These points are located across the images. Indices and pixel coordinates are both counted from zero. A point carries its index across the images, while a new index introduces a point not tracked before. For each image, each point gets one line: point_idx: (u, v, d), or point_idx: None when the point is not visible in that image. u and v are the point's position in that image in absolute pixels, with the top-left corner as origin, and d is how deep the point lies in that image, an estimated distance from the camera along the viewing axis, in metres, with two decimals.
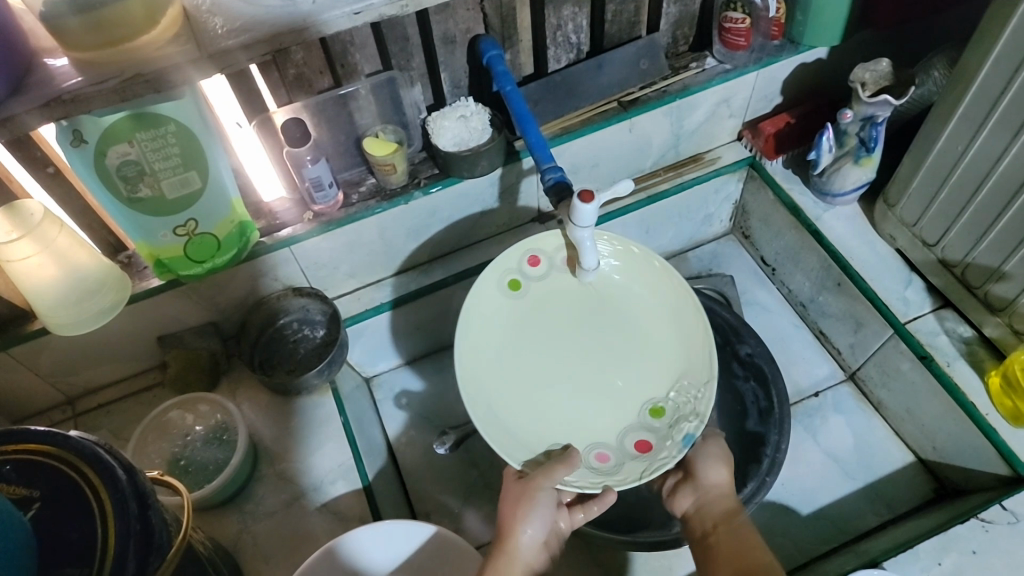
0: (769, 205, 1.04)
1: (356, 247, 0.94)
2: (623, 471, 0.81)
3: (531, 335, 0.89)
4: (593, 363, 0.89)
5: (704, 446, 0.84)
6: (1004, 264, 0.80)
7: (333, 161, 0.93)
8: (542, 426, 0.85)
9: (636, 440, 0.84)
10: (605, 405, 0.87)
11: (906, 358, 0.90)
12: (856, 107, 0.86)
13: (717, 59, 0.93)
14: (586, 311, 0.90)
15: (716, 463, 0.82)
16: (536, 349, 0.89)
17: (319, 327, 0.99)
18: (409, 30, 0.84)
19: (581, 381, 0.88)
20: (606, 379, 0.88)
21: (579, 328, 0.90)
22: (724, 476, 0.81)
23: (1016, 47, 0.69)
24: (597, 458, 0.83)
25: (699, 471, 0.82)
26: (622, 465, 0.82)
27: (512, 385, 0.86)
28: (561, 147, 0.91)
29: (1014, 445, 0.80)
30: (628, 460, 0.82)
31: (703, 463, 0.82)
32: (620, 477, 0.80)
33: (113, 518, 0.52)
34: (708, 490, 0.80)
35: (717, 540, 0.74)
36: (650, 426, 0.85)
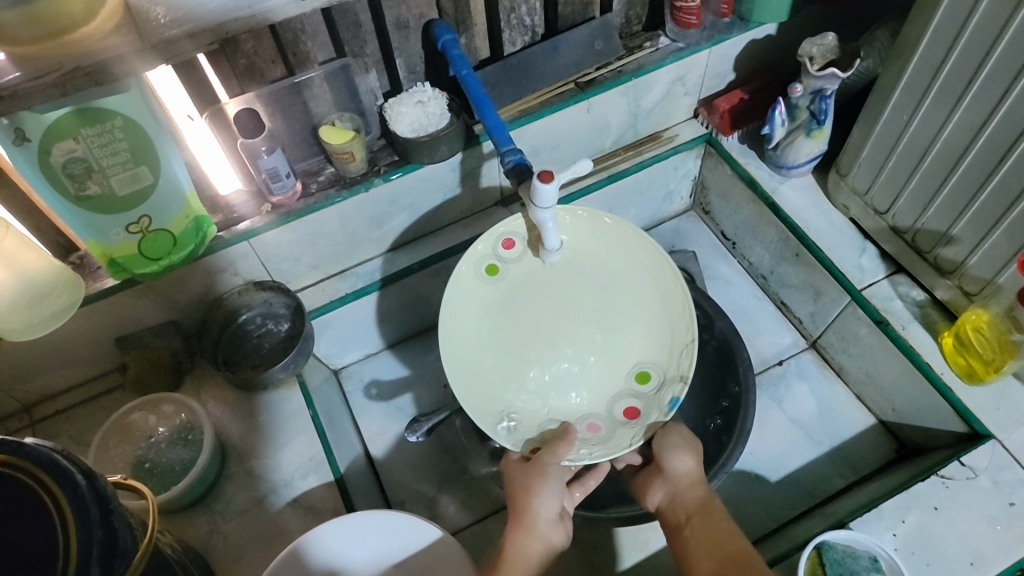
0: (727, 180, 1.05)
1: (317, 238, 0.93)
2: (615, 438, 0.84)
3: (516, 316, 0.89)
4: (578, 332, 0.90)
5: (667, 436, 0.82)
6: (952, 228, 0.83)
7: (289, 151, 0.91)
8: (530, 400, 0.87)
9: (625, 406, 0.86)
10: (593, 375, 0.89)
11: (864, 323, 0.92)
12: (804, 81, 0.88)
13: (670, 38, 0.94)
14: (569, 282, 0.89)
15: (682, 452, 0.82)
16: (523, 328, 0.89)
17: (283, 320, 0.97)
18: (361, 16, 0.83)
19: (569, 350, 0.90)
20: (589, 347, 0.89)
21: (564, 300, 0.89)
22: (691, 464, 0.81)
23: (953, 17, 0.71)
24: (589, 429, 0.86)
25: (665, 465, 0.81)
26: (614, 432, 0.85)
27: (500, 368, 0.88)
28: (519, 130, 0.91)
29: (969, 402, 0.83)
30: (618, 427, 0.85)
31: (668, 455, 0.81)
32: (612, 445, 0.83)
33: (75, 527, 0.50)
34: (677, 480, 0.80)
35: (696, 533, 0.73)
36: (638, 392, 0.87)
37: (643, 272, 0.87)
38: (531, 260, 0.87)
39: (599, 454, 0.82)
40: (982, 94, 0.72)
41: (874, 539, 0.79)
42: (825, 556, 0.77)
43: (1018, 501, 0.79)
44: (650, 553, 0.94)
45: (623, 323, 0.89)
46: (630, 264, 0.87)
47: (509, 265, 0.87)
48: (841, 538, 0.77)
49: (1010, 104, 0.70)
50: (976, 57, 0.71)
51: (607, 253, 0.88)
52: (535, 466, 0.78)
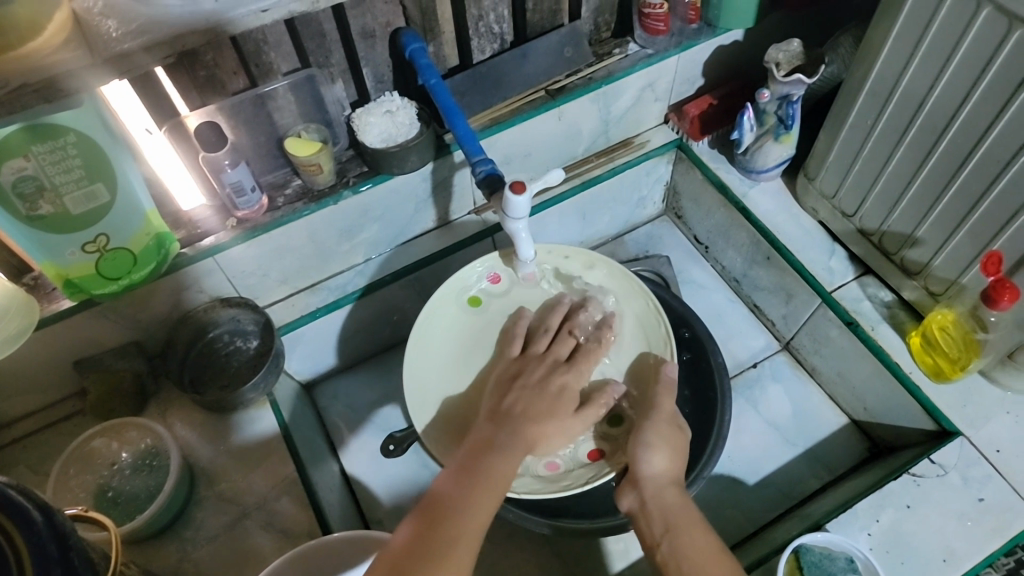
0: (698, 185, 1.06)
1: (285, 252, 0.90)
2: (572, 477, 0.83)
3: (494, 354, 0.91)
4: None
5: (641, 434, 0.78)
6: (916, 230, 0.85)
7: (254, 164, 0.88)
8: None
9: (588, 448, 0.85)
10: None
11: (834, 325, 0.94)
12: (772, 87, 0.89)
13: (639, 44, 0.94)
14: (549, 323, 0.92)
15: (656, 452, 0.76)
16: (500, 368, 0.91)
17: (252, 337, 0.94)
18: (325, 25, 0.82)
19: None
20: None
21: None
22: (664, 464, 0.75)
23: (914, 23, 0.73)
24: (546, 466, 0.84)
25: (636, 466, 0.76)
26: (570, 472, 0.83)
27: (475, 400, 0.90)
28: (490, 138, 0.90)
29: (936, 400, 0.86)
30: (577, 467, 0.84)
31: (638, 456, 0.76)
32: (568, 483, 0.82)
33: (29, 561, 0.47)
34: (649, 483, 0.74)
35: (672, 547, 0.69)
36: (606, 435, 0.86)
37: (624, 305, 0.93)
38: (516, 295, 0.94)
39: (540, 490, 0.81)
40: (942, 99, 0.74)
41: (849, 539, 0.80)
42: (803, 559, 0.79)
43: (986, 497, 0.82)
44: (631, 562, 0.94)
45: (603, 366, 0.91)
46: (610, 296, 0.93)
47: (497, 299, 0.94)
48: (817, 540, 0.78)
49: (970, 108, 0.72)
50: (938, 61, 0.73)
51: (586, 283, 0.94)
52: (583, 413, 0.80)
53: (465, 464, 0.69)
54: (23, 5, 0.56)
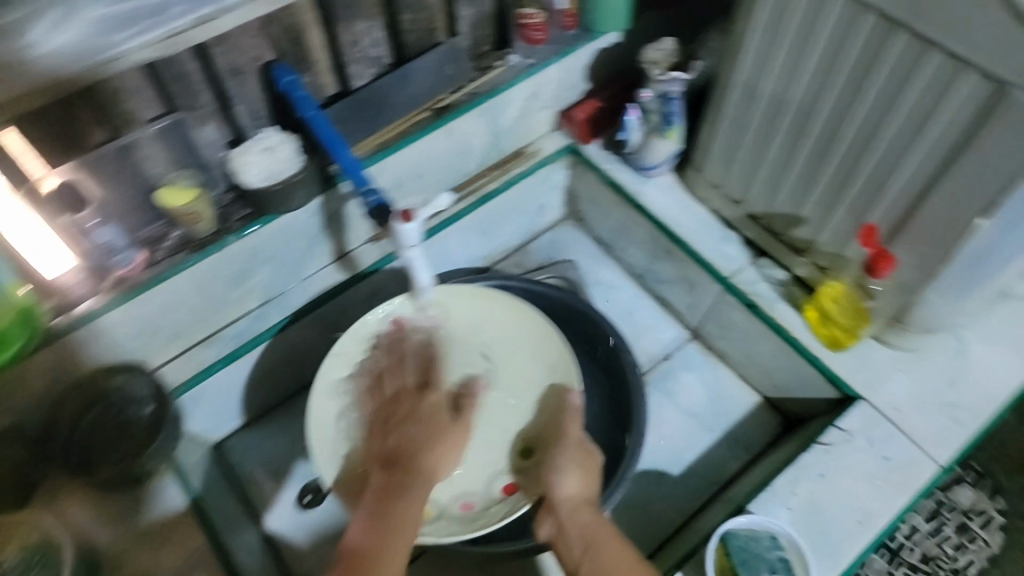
0: (595, 187, 1.07)
1: (173, 308, 0.86)
2: (487, 516, 0.84)
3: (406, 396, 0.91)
4: None
5: (556, 459, 0.79)
6: (800, 211, 0.89)
7: (124, 219, 0.82)
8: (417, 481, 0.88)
9: (503, 484, 0.87)
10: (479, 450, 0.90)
11: (735, 308, 0.97)
12: (652, 86, 0.91)
13: (520, 54, 0.94)
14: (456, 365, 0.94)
15: (568, 474, 0.77)
16: None
17: (147, 404, 0.88)
18: (187, 65, 0.75)
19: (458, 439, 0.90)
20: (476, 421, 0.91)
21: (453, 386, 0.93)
22: (577, 485, 0.76)
23: (777, 15, 0.76)
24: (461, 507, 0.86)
25: (550, 491, 0.77)
26: (486, 510, 0.85)
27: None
28: (378, 165, 0.88)
29: (837, 368, 0.91)
30: (493, 504, 0.86)
31: (552, 480, 0.77)
32: (483, 523, 0.83)
33: None
34: (564, 506, 0.75)
35: (589, 560, 0.69)
36: (519, 468, 0.88)
37: (529, 341, 0.94)
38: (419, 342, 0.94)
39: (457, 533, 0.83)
40: (809, 86, 0.78)
41: (771, 517, 0.83)
42: (731, 545, 0.81)
43: (890, 454, 0.87)
44: None
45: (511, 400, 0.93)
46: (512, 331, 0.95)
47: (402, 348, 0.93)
48: (742, 524, 0.81)
49: (834, 93, 0.76)
50: (801, 50, 0.76)
51: (486, 322, 0.96)
52: (459, 424, 0.81)
53: (372, 512, 0.67)
54: None
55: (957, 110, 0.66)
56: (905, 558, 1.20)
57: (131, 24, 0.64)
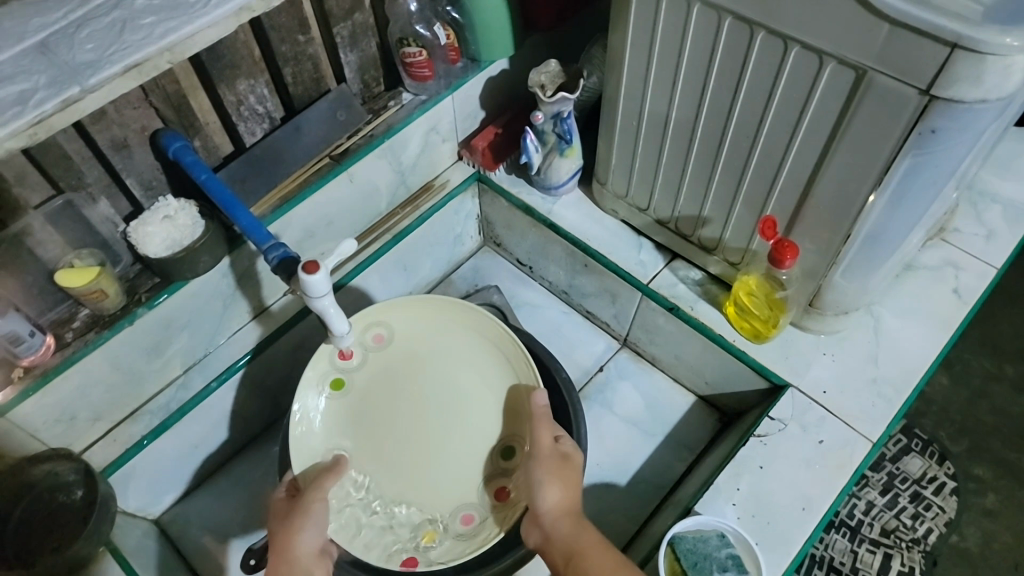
0: (507, 212, 1.08)
1: (90, 388, 0.84)
2: (484, 531, 0.87)
3: (375, 416, 0.92)
4: (435, 422, 0.93)
5: (533, 473, 0.79)
6: (703, 211, 0.90)
7: (25, 307, 0.81)
8: (407, 500, 0.89)
9: (493, 492, 0.89)
10: (462, 462, 0.91)
11: (659, 313, 0.98)
12: (543, 108, 0.91)
13: (412, 92, 0.96)
14: (415, 376, 0.94)
15: (549, 486, 0.77)
16: (385, 436, 0.92)
17: (77, 487, 0.85)
18: (67, 146, 0.75)
19: (434, 449, 0.92)
20: (453, 434, 0.92)
21: (417, 398, 0.94)
22: (559, 496, 0.76)
23: (642, 29, 0.79)
24: (461, 522, 0.88)
25: (534, 505, 0.77)
26: (485, 521, 0.88)
27: (379, 468, 0.91)
28: (283, 218, 0.89)
29: (763, 359, 0.92)
30: (489, 514, 0.88)
31: (534, 494, 0.77)
32: (486, 536, 0.86)
33: None
34: (547, 518, 0.75)
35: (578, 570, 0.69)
36: (504, 473, 0.90)
37: (481, 343, 0.94)
38: (374, 362, 0.93)
39: (465, 553, 0.86)
40: (686, 92, 0.80)
41: (718, 516, 0.84)
42: (679, 549, 0.81)
43: (825, 438, 0.88)
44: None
45: (478, 406, 0.93)
46: (461, 337, 0.95)
47: (359, 368, 0.93)
48: (687, 527, 0.81)
49: (710, 95, 0.78)
50: (671, 59, 0.79)
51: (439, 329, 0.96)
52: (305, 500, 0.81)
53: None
54: None
55: (826, 98, 0.68)
56: (867, 534, 1.20)
57: None
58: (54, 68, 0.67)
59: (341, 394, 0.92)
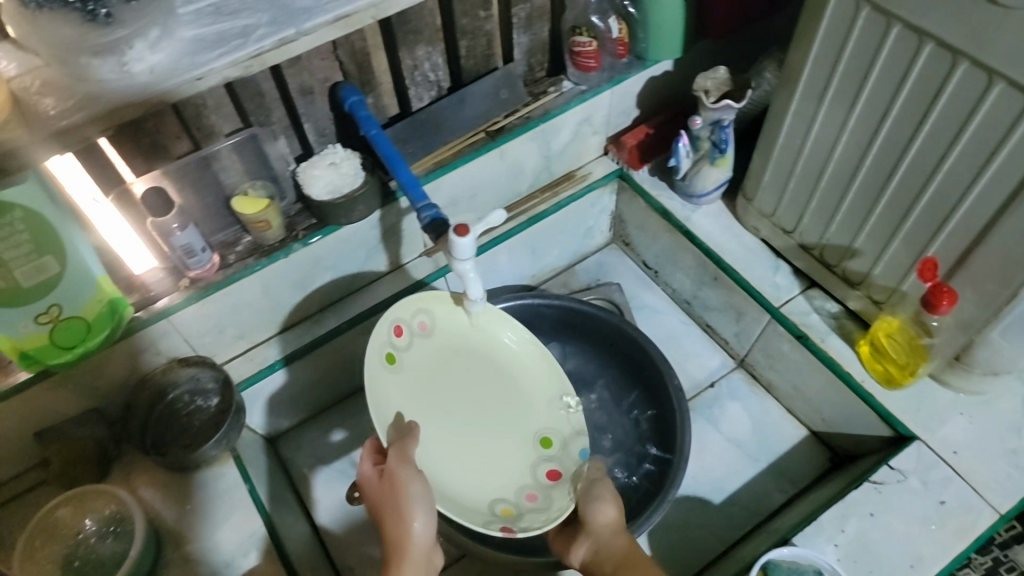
0: (642, 212, 1.09)
1: (240, 308, 0.92)
2: (554, 502, 0.82)
3: (421, 406, 0.85)
4: (469, 410, 0.88)
5: (591, 487, 0.80)
6: (854, 242, 0.87)
7: (202, 225, 0.89)
8: (460, 489, 0.83)
9: (547, 470, 0.85)
10: (502, 449, 0.87)
11: (785, 339, 0.96)
12: (703, 114, 0.92)
13: (572, 81, 0.98)
14: (455, 365, 0.88)
15: (604, 502, 0.78)
16: (428, 421, 0.85)
17: (212, 395, 0.95)
18: (264, 85, 0.82)
19: (474, 437, 0.87)
20: (489, 422, 0.88)
21: (457, 386, 0.88)
22: (613, 514, 0.77)
23: (829, 47, 0.77)
24: (527, 499, 0.83)
25: (586, 516, 0.78)
26: (550, 496, 0.83)
27: (431, 457, 0.84)
28: (435, 182, 0.93)
29: (891, 406, 0.88)
30: (550, 490, 0.83)
31: (588, 507, 0.78)
32: (556, 507, 0.81)
33: None
34: (598, 533, 0.76)
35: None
36: (550, 455, 0.87)
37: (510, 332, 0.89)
38: (420, 347, 0.86)
39: (542, 523, 0.80)
40: (864, 116, 0.77)
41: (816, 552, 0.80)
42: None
43: (947, 499, 0.83)
44: None
45: (506, 394, 0.89)
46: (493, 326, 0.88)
47: (406, 353, 0.85)
48: (784, 556, 0.78)
49: (890, 123, 0.75)
50: (854, 81, 0.76)
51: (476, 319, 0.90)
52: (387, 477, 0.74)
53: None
54: None
55: None
56: None
57: (218, 47, 0.70)
58: (277, 8, 0.73)
59: (391, 379, 0.83)
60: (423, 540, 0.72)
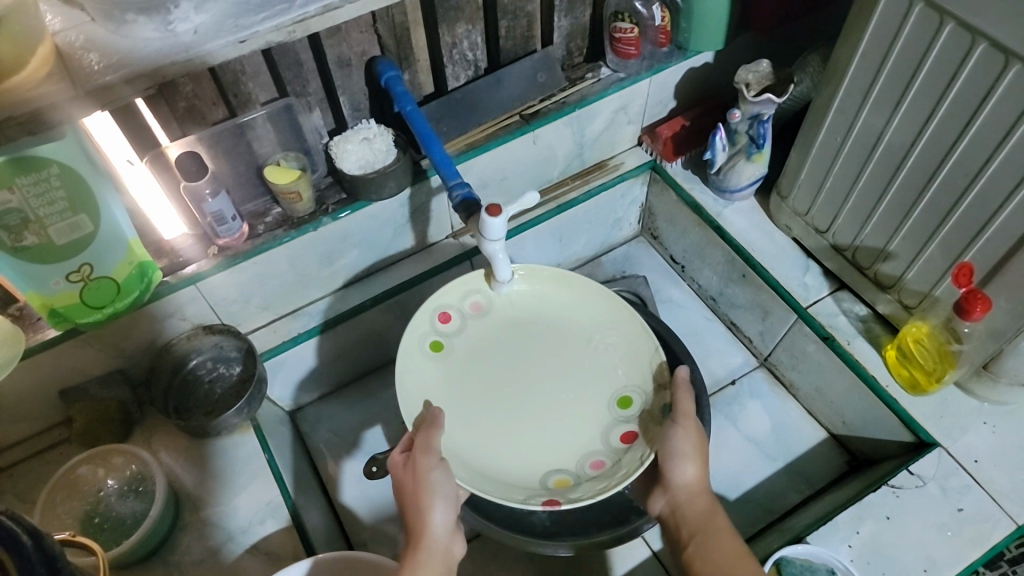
0: (673, 205, 1.09)
1: (267, 279, 0.92)
2: (623, 466, 0.78)
3: (478, 382, 0.86)
4: (539, 380, 0.87)
5: (669, 442, 0.75)
6: (889, 244, 0.86)
7: (234, 193, 0.90)
8: (522, 461, 0.82)
9: (620, 433, 0.81)
10: (572, 417, 0.84)
11: (811, 340, 0.96)
12: (742, 107, 0.91)
13: (611, 68, 0.97)
14: (517, 340, 0.89)
15: (684, 459, 0.75)
16: (490, 394, 0.86)
17: (235, 363, 0.96)
18: (302, 55, 0.82)
19: (542, 405, 0.85)
20: (560, 392, 0.86)
21: (519, 359, 0.88)
22: (693, 472, 0.75)
23: (877, 43, 0.75)
24: (592, 466, 0.80)
25: (667, 473, 0.76)
26: (619, 462, 0.79)
27: (490, 432, 0.84)
28: (467, 163, 0.92)
29: (914, 412, 0.87)
30: (623, 455, 0.79)
31: (669, 464, 0.75)
32: (623, 472, 0.77)
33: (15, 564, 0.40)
34: (681, 490, 0.75)
35: (699, 552, 0.71)
36: (625, 418, 0.83)
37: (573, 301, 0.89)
38: (473, 328, 0.88)
39: (600, 491, 0.76)
40: (908, 117, 0.76)
41: (830, 551, 0.80)
42: (785, 570, 0.81)
43: (965, 507, 0.82)
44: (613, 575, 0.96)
45: (579, 363, 0.87)
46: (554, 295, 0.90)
47: (456, 337, 0.87)
48: (798, 553, 0.80)
49: (935, 125, 0.73)
50: (902, 79, 0.75)
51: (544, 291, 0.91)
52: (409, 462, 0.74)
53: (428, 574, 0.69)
54: (13, 43, 0.58)
55: None
56: None
57: (262, 11, 0.69)
58: None
59: (443, 360, 0.86)
60: (442, 528, 0.70)
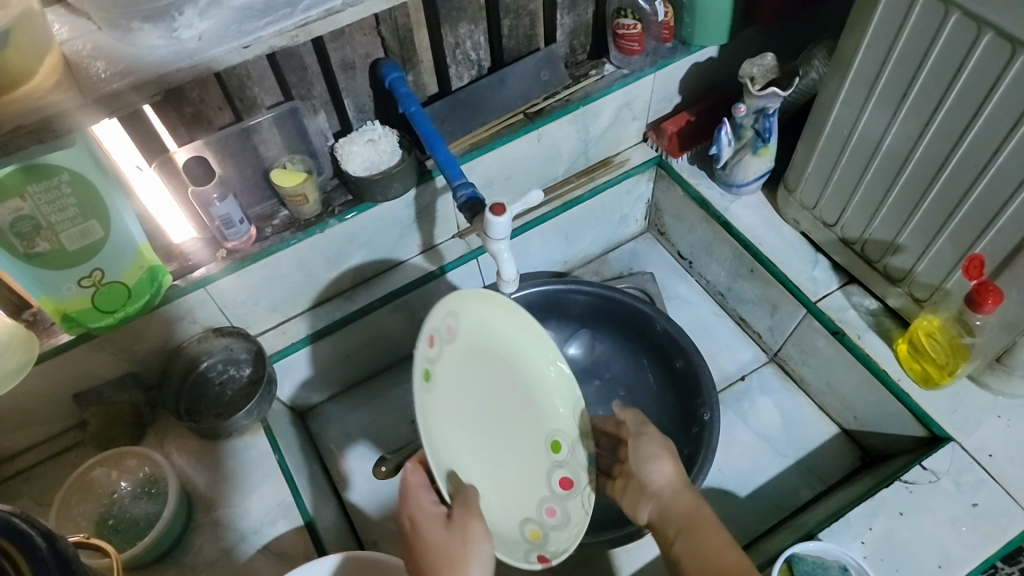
0: (680, 201, 1.09)
1: (275, 281, 0.93)
2: (574, 516, 0.78)
3: (453, 425, 0.75)
4: (491, 424, 0.78)
5: (641, 445, 0.78)
6: (898, 237, 0.85)
7: (241, 197, 0.90)
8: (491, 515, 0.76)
9: (559, 478, 0.79)
10: (519, 466, 0.79)
11: (821, 335, 0.95)
12: (748, 101, 0.91)
13: (615, 64, 0.97)
14: (477, 377, 0.77)
15: (660, 459, 0.76)
16: (459, 441, 0.75)
17: (245, 365, 0.97)
18: (306, 59, 0.82)
19: (491, 452, 0.78)
20: (507, 437, 0.79)
21: (478, 398, 0.77)
22: (670, 470, 0.75)
23: (883, 34, 0.74)
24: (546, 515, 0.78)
25: (644, 476, 0.76)
26: (568, 511, 0.78)
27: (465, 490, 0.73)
28: (472, 162, 0.92)
29: (927, 407, 0.86)
30: (565, 503, 0.78)
31: (645, 467, 0.76)
32: (575, 524, 0.77)
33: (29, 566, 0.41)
34: (662, 490, 0.74)
35: (684, 547, 0.68)
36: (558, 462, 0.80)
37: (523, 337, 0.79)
38: (450, 359, 0.74)
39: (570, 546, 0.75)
40: (915, 109, 0.75)
41: (843, 547, 0.79)
42: (796, 568, 0.79)
43: (980, 502, 0.81)
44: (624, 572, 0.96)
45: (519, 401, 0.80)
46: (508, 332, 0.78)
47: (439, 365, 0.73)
48: (810, 549, 0.78)
49: (943, 116, 0.73)
50: (909, 70, 0.74)
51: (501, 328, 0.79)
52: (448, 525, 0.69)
53: None
54: (22, 53, 0.59)
55: None
56: None
57: (266, 16, 0.69)
58: None
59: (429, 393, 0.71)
60: None
